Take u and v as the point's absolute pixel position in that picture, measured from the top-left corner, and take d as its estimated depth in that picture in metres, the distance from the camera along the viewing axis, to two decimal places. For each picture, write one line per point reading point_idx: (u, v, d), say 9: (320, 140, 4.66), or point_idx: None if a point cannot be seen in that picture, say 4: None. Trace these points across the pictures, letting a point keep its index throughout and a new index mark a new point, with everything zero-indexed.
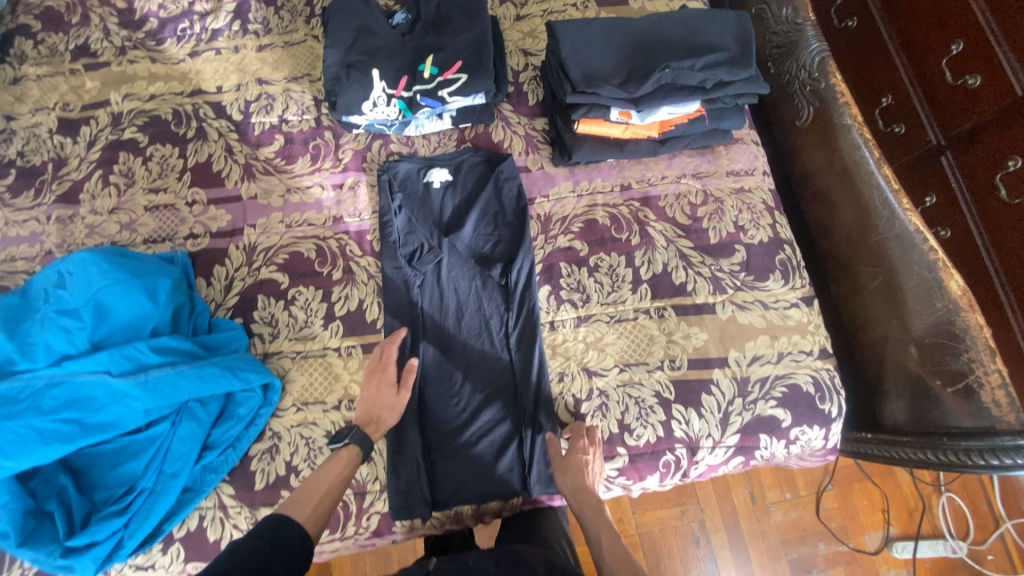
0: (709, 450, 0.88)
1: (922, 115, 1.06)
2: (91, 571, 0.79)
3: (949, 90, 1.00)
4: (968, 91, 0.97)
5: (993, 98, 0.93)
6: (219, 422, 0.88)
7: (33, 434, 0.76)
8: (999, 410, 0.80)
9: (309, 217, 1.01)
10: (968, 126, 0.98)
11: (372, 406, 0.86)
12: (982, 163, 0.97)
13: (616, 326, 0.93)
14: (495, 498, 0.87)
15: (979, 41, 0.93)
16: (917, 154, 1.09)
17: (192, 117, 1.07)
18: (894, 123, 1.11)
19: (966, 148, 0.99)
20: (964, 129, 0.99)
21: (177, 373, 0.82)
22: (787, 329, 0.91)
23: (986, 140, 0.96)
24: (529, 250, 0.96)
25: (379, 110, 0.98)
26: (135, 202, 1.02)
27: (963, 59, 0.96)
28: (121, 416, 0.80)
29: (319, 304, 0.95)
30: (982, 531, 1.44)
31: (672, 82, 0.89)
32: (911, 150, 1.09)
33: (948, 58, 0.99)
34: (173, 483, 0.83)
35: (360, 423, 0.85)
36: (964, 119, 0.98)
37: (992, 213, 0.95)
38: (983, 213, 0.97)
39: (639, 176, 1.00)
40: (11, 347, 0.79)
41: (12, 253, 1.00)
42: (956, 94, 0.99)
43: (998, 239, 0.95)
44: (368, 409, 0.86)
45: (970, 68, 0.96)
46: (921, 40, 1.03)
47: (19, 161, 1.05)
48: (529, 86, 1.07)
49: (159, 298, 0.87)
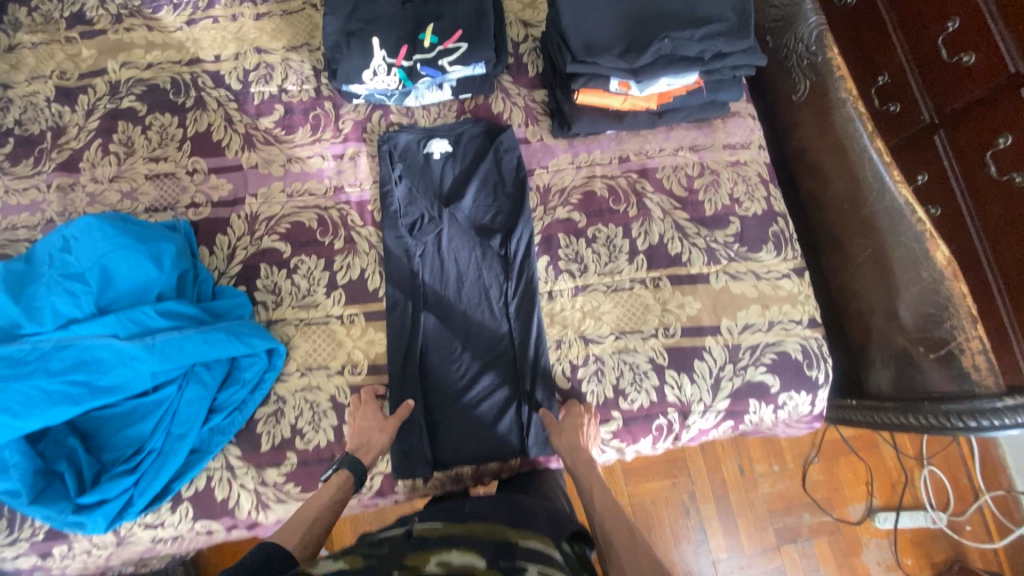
0: (700, 414, 0.91)
1: (918, 93, 0.96)
2: (102, 527, 0.81)
3: (944, 69, 0.91)
4: (962, 69, 0.87)
5: (987, 78, 0.84)
6: (225, 386, 0.90)
7: (41, 394, 0.78)
8: (979, 372, 0.84)
9: (310, 187, 1.02)
10: (962, 104, 0.89)
11: (361, 430, 0.86)
12: (971, 142, 0.88)
13: (612, 295, 0.95)
14: (494, 459, 0.90)
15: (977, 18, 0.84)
16: (910, 134, 0.99)
17: (191, 86, 1.07)
18: (890, 101, 1.01)
19: (960, 126, 0.90)
20: (959, 106, 0.89)
21: (184, 336, 0.84)
22: (779, 299, 0.94)
23: (974, 120, 0.87)
24: (528, 220, 0.97)
25: (379, 79, 0.99)
26: (135, 172, 1.02)
27: (959, 38, 0.87)
28: (129, 378, 0.82)
29: (321, 272, 0.97)
30: (961, 502, 1.49)
31: (672, 53, 0.90)
32: (904, 129, 1.00)
33: (944, 36, 0.90)
34: (180, 444, 0.85)
35: (352, 448, 0.85)
36: (958, 95, 0.89)
37: (984, 196, 0.86)
38: (976, 196, 0.87)
39: (638, 148, 1.02)
40: (17, 311, 0.81)
41: (13, 221, 1.00)
42: (951, 74, 0.89)
43: (992, 224, 0.85)
44: (358, 427, 0.86)
45: (965, 47, 0.86)
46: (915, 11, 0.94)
47: (17, 130, 1.05)
48: (528, 58, 1.07)
49: (163, 264, 0.88)
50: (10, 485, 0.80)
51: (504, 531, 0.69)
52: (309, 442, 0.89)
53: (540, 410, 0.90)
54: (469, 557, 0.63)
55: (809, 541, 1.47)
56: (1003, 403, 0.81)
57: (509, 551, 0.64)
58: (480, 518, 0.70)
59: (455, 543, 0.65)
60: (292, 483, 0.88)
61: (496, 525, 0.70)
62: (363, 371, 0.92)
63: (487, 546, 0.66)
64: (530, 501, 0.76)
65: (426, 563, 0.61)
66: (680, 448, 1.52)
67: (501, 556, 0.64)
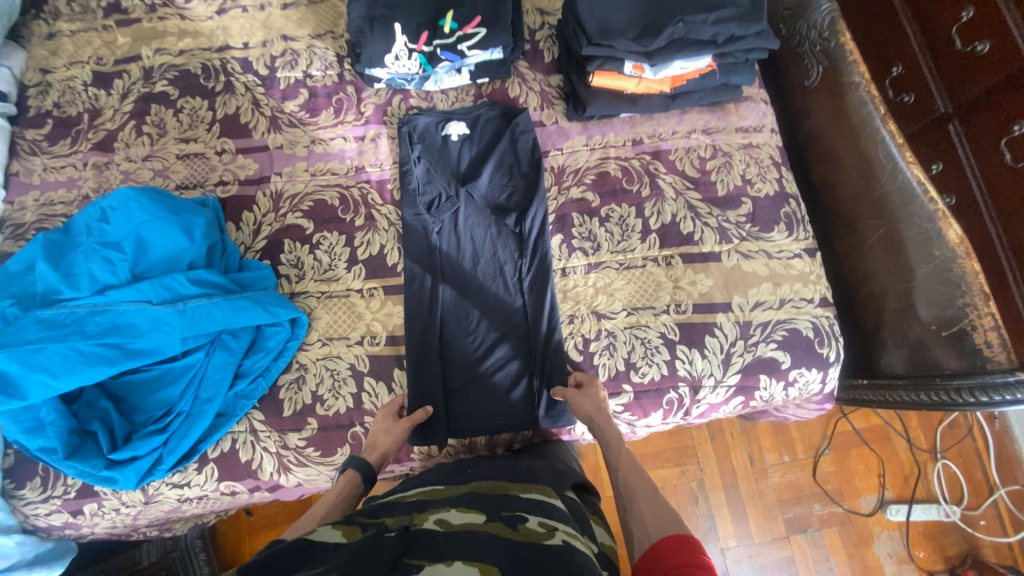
0: (710, 389, 0.92)
1: (932, 81, 0.89)
2: (133, 483, 0.85)
3: (959, 57, 0.85)
4: (977, 57, 0.82)
5: (1003, 63, 0.78)
6: (250, 353, 0.94)
7: (78, 356, 0.82)
8: (990, 349, 0.83)
9: (333, 167, 1.05)
10: (983, 89, 0.82)
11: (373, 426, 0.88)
12: (987, 129, 0.81)
13: (624, 273, 0.97)
14: (506, 429, 0.92)
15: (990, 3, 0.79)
16: (924, 124, 0.91)
17: (220, 71, 1.11)
18: (905, 91, 0.94)
19: (976, 114, 0.83)
20: (975, 94, 0.83)
21: (213, 304, 0.88)
22: (790, 278, 0.95)
23: (993, 107, 0.81)
24: (543, 199, 1.00)
25: (400, 63, 1.03)
26: (167, 151, 1.07)
27: (974, 24, 0.81)
28: (160, 342, 0.86)
29: (343, 248, 1.00)
30: (976, 497, 1.48)
31: (685, 36, 0.92)
32: (918, 119, 0.92)
33: (958, 24, 0.84)
34: (207, 406, 0.89)
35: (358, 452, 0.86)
36: (973, 84, 0.83)
37: (1001, 187, 0.80)
38: (992, 189, 0.81)
39: (651, 131, 1.04)
40: (56, 277, 0.85)
41: (51, 197, 1.05)
42: (965, 62, 0.84)
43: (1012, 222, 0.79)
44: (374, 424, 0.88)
45: (980, 32, 0.80)
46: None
47: (55, 112, 1.10)
48: (545, 44, 1.11)
49: (194, 235, 0.92)
50: (46, 442, 0.84)
51: (503, 488, 0.74)
52: (328, 408, 0.93)
53: (553, 382, 0.92)
54: (469, 514, 0.66)
55: (819, 532, 1.46)
56: (1014, 378, 0.81)
57: (507, 504, 0.68)
58: (481, 480, 0.77)
59: (454, 504, 0.69)
60: (312, 447, 0.92)
61: (501, 482, 0.75)
62: (382, 342, 0.96)
63: (485, 502, 0.69)
64: (532, 461, 0.84)
65: (426, 521, 0.64)
66: (690, 437, 1.53)
67: (500, 508, 0.67)
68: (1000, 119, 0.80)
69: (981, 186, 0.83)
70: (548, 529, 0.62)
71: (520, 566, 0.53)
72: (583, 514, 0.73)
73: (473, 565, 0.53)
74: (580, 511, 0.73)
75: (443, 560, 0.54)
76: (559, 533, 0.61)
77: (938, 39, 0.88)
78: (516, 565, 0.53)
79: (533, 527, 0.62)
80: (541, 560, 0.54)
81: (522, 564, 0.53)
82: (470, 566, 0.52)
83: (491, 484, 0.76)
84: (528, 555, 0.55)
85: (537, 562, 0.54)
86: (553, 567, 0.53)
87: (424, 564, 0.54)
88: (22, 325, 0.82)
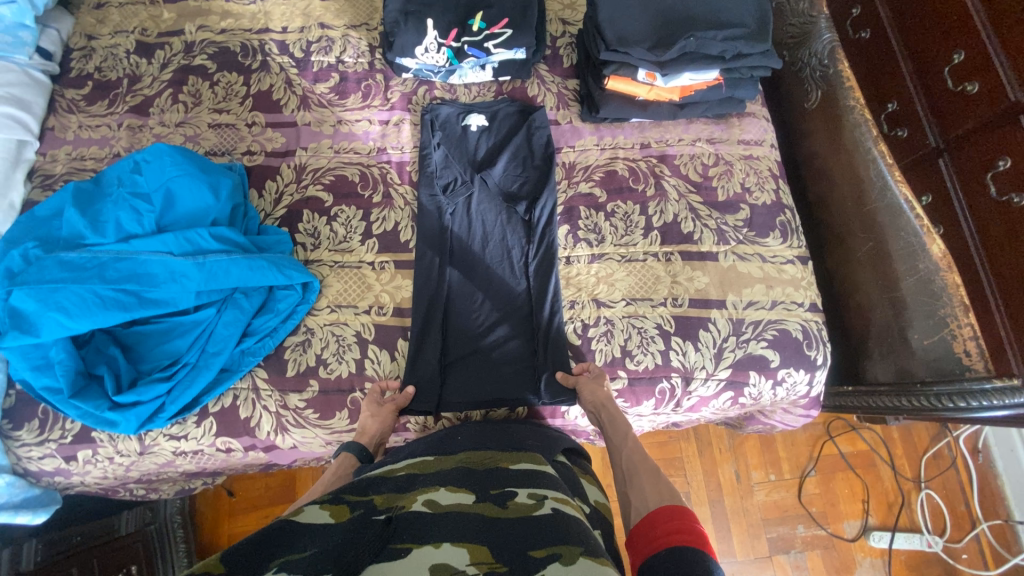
0: (702, 381, 0.96)
1: (923, 118, 1.02)
2: (133, 428, 0.87)
3: (948, 95, 0.97)
4: (967, 97, 0.93)
5: (988, 103, 0.89)
6: (260, 313, 0.97)
7: (95, 298, 0.85)
8: (970, 358, 0.88)
9: (356, 146, 1.11)
10: (967, 129, 0.94)
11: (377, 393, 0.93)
12: (974, 163, 0.93)
13: (626, 265, 1.01)
14: (502, 405, 0.95)
15: (978, 50, 0.91)
16: (918, 156, 1.04)
17: (257, 51, 1.18)
18: (899, 127, 1.08)
19: (961, 150, 0.95)
20: (962, 131, 0.95)
21: (231, 260, 0.92)
22: (782, 281, 1.00)
23: (978, 143, 0.92)
24: (553, 191, 1.05)
25: (429, 55, 1.09)
26: (200, 119, 1.12)
27: (964, 67, 0.93)
28: (175, 293, 0.89)
29: (359, 222, 1.05)
30: (958, 529, 1.49)
31: (696, 50, 1.00)
32: (913, 152, 1.05)
33: (950, 66, 0.96)
34: (214, 360, 0.91)
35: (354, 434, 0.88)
36: (962, 120, 0.95)
37: (981, 210, 0.91)
38: (973, 210, 0.92)
39: (658, 137, 1.10)
40: (83, 222, 0.89)
41: (83, 153, 1.09)
42: (955, 100, 0.96)
43: (986, 233, 0.90)
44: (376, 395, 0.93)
45: (969, 75, 0.92)
46: (925, 47, 1.01)
47: (96, 75, 1.16)
48: (564, 51, 1.18)
49: (220, 195, 0.97)
50: (51, 381, 0.86)
51: (491, 459, 0.72)
52: (331, 372, 0.95)
53: (549, 363, 0.95)
54: (459, 492, 0.62)
55: (802, 554, 1.47)
56: (991, 385, 0.85)
57: (496, 479, 0.65)
58: (468, 451, 0.75)
59: (442, 480, 0.64)
60: (311, 409, 0.95)
61: (489, 453, 0.74)
62: (388, 312, 0.99)
63: (474, 476, 0.66)
64: (520, 428, 0.87)
65: (415, 503, 0.59)
66: (679, 447, 1.54)
67: (489, 484, 0.64)
68: (982, 154, 0.91)
69: (963, 210, 0.94)
70: (538, 499, 0.60)
71: (513, 543, 0.52)
72: (572, 476, 0.76)
73: (462, 547, 0.50)
74: (569, 474, 0.76)
75: (432, 542, 0.51)
76: (549, 501, 0.60)
77: (933, 82, 1.00)
78: (509, 544, 0.52)
79: (523, 501, 0.60)
80: (533, 534, 0.53)
81: (515, 540, 0.52)
82: (460, 548, 0.50)
83: (478, 455, 0.74)
84: (520, 531, 0.54)
85: (532, 538, 0.52)
86: (545, 539, 0.52)
87: (413, 547, 0.50)
88: (45, 264, 0.85)
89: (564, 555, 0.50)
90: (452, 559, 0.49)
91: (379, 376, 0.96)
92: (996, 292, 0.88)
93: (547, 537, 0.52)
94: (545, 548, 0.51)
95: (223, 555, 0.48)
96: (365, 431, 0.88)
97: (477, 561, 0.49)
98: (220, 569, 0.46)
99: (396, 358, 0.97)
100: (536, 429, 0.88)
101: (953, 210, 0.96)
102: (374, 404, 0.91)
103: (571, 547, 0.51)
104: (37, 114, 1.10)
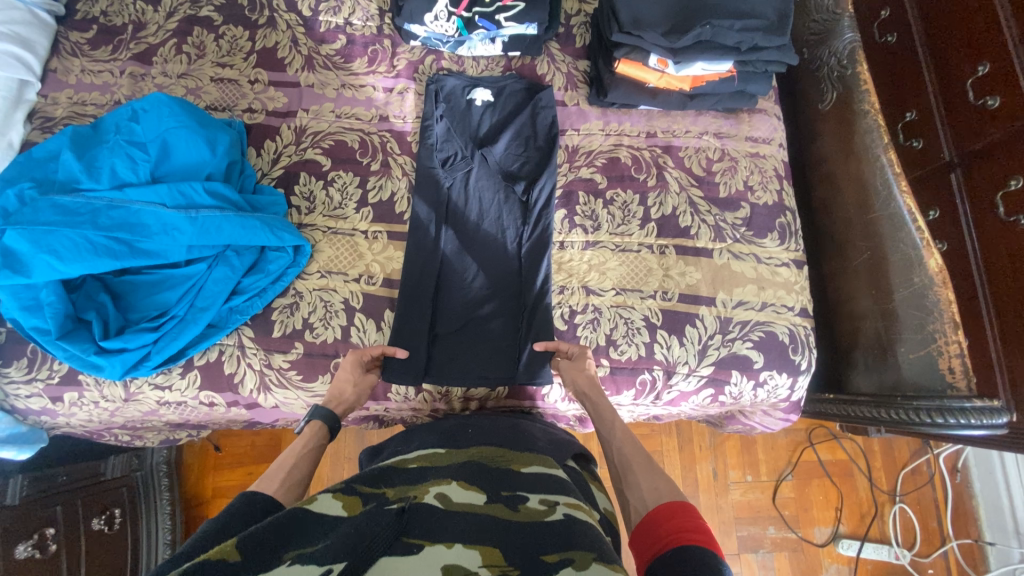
0: (683, 376, 0.96)
1: (940, 131, 0.99)
2: (118, 374, 0.88)
3: (970, 110, 0.94)
4: (988, 112, 0.90)
5: (1006, 121, 0.87)
6: (251, 273, 0.97)
7: (86, 244, 0.85)
8: (953, 375, 0.88)
9: (357, 112, 1.09)
10: (982, 145, 0.92)
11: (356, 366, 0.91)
12: (985, 183, 0.90)
13: (619, 254, 1.01)
14: (483, 382, 0.96)
15: (1004, 63, 0.88)
16: (929, 170, 1.02)
17: (264, 6, 1.15)
18: (914, 137, 1.05)
19: (975, 166, 0.93)
20: (978, 147, 0.92)
21: (224, 217, 0.92)
22: (775, 284, 0.99)
23: (995, 159, 0.89)
24: (553, 173, 1.04)
25: (438, 24, 1.06)
26: (202, 72, 1.11)
27: (988, 79, 0.90)
28: (167, 246, 0.90)
29: (355, 189, 1.04)
30: (927, 544, 1.51)
31: (711, 39, 0.97)
32: (925, 164, 1.03)
33: (973, 78, 0.93)
34: (201, 314, 0.92)
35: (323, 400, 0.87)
36: (979, 136, 0.92)
37: (988, 231, 0.89)
38: (980, 230, 0.90)
39: (665, 127, 1.08)
40: (78, 167, 0.89)
41: (84, 97, 1.09)
42: (975, 115, 0.93)
43: (989, 252, 0.88)
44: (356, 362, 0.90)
45: (993, 88, 0.89)
46: (951, 54, 0.98)
47: (101, 19, 1.14)
48: (578, 30, 1.15)
49: (217, 150, 0.96)
50: (41, 322, 0.87)
51: (505, 457, 0.72)
52: (317, 336, 0.96)
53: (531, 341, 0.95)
54: (471, 491, 0.62)
55: (769, 554, 1.49)
56: (971, 404, 0.85)
57: (508, 481, 0.65)
58: (481, 445, 0.75)
59: (454, 475, 0.65)
60: (295, 370, 0.96)
61: (500, 450, 0.74)
62: (378, 282, 0.99)
63: (486, 473, 0.67)
64: (533, 427, 0.88)
65: (427, 495, 0.60)
66: (659, 440, 1.55)
67: (500, 486, 0.64)
68: (998, 171, 0.88)
69: (970, 225, 0.92)
70: (549, 505, 0.60)
71: (524, 547, 0.52)
72: (582, 480, 0.76)
73: (474, 548, 0.51)
74: (581, 478, 0.76)
75: (444, 541, 0.51)
76: (561, 507, 0.60)
77: (954, 94, 0.97)
78: (521, 547, 0.52)
79: (535, 506, 0.60)
80: (544, 539, 0.53)
81: (527, 544, 0.52)
82: (472, 550, 0.50)
83: (490, 450, 0.74)
84: (531, 535, 0.54)
85: (544, 542, 0.53)
86: (557, 545, 0.52)
87: (426, 543, 0.51)
88: (39, 206, 0.85)
89: (578, 560, 0.50)
90: (464, 559, 0.49)
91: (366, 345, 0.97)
92: (991, 309, 0.87)
93: (559, 542, 0.53)
94: (557, 554, 0.51)
95: (237, 540, 0.50)
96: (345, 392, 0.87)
97: (488, 563, 0.49)
98: (236, 556, 0.49)
99: (383, 328, 0.97)
100: (548, 430, 0.88)
101: (958, 230, 0.94)
102: (357, 369, 0.90)
103: (585, 551, 0.51)
104: (41, 55, 1.08)
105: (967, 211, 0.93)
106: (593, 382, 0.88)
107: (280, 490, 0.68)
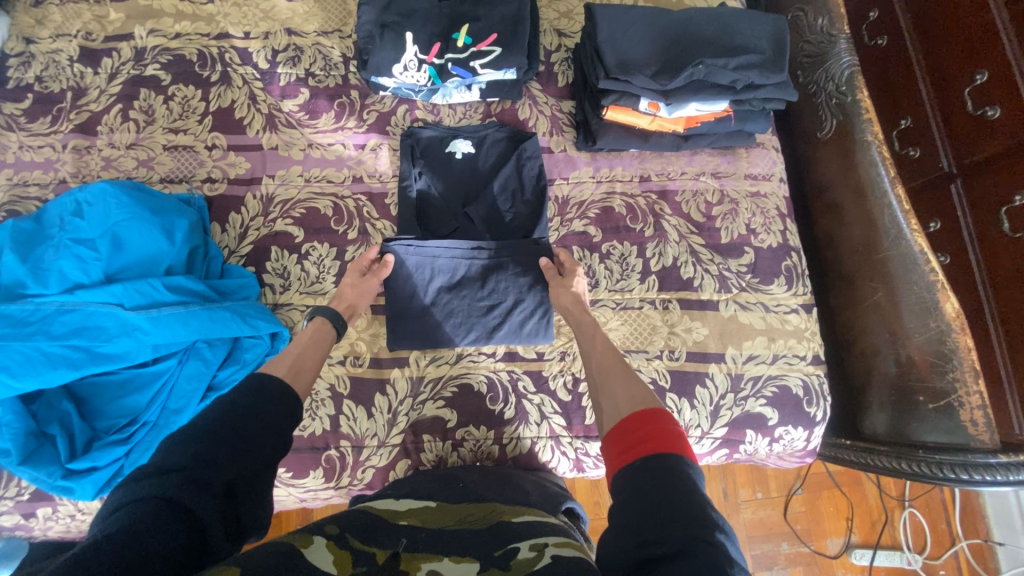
0: (696, 439, 0.91)
1: (936, 139, 0.95)
2: (90, 495, 0.81)
3: (967, 119, 0.89)
4: (985, 122, 0.86)
5: (1009, 132, 0.82)
6: (226, 364, 0.90)
7: (39, 356, 0.77)
8: (976, 428, 0.85)
9: (329, 174, 1.01)
10: (982, 155, 0.87)
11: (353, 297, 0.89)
12: (988, 197, 0.86)
13: (620, 313, 0.95)
14: (487, 460, 0.91)
15: (1005, 70, 0.82)
16: (926, 181, 0.97)
17: (217, 60, 1.05)
18: (910, 145, 1.00)
19: (977, 176, 0.88)
20: (977, 158, 0.88)
21: (190, 312, 0.84)
22: (785, 333, 0.95)
23: (996, 172, 0.85)
24: (543, 229, 0.98)
25: (408, 74, 0.98)
26: (154, 140, 1.01)
27: (986, 89, 0.85)
28: (130, 348, 0.81)
29: (332, 261, 0.96)
30: (937, 546, 1.50)
31: (705, 78, 0.90)
32: (921, 175, 0.98)
33: (970, 87, 0.88)
34: (176, 419, 0.84)
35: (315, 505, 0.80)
36: (978, 147, 0.87)
37: (992, 247, 0.85)
38: (985, 248, 0.86)
39: (660, 169, 1.02)
40: (22, 270, 0.80)
41: (25, 177, 0.98)
42: (972, 124, 0.88)
43: (995, 264, 0.85)
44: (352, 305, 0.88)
45: (991, 98, 0.85)
46: (946, 66, 0.92)
47: (37, 86, 1.03)
48: (560, 67, 1.07)
49: (175, 238, 0.88)
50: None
51: (494, 512, 0.67)
52: (303, 429, 0.89)
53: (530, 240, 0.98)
54: (464, 562, 0.54)
55: (784, 570, 1.48)
56: (996, 460, 0.83)
57: (500, 539, 0.59)
58: (469, 504, 0.70)
59: (445, 543, 0.58)
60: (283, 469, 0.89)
61: (491, 505, 0.69)
62: (365, 363, 0.93)
63: (480, 535, 0.60)
64: (524, 480, 0.82)
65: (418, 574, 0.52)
66: None
67: (493, 546, 0.57)
68: (1000, 185, 0.84)
69: (972, 241, 0.88)
70: (539, 551, 0.54)
71: None
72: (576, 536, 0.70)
73: None
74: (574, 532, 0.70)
75: None
76: (550, 550, 0.54)
77: (950, 104, 0.92)
78: None
79: (524, 555, 0.54)
80: None
81: None
82: None
83: (479, 508, 0.68)
84: None
85: None
86: None
87: None
88: None
89: None
90: None
91: (357, 436, 0.90)
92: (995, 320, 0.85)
93: None
94: None
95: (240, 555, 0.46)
96: (351, 295, 0.88)
97: None
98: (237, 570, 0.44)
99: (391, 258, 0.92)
100: (539, 482, 0.83)
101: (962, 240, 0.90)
102: (357, 273, 0.91)
103: None
104: None
105: (967, 218, 0.89)
106: (575, 299, 0.88)
107: (290, 372, 0.70)
